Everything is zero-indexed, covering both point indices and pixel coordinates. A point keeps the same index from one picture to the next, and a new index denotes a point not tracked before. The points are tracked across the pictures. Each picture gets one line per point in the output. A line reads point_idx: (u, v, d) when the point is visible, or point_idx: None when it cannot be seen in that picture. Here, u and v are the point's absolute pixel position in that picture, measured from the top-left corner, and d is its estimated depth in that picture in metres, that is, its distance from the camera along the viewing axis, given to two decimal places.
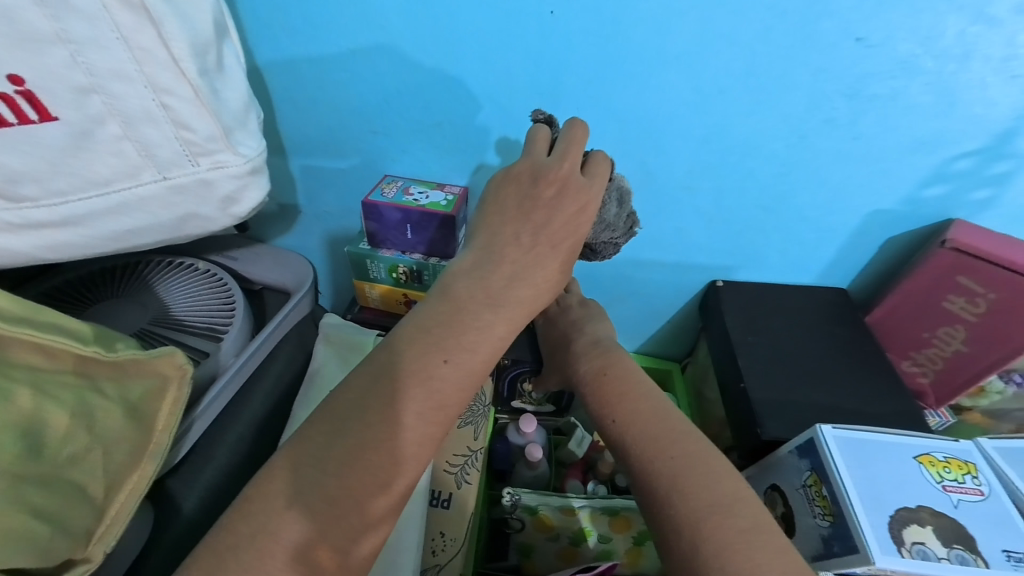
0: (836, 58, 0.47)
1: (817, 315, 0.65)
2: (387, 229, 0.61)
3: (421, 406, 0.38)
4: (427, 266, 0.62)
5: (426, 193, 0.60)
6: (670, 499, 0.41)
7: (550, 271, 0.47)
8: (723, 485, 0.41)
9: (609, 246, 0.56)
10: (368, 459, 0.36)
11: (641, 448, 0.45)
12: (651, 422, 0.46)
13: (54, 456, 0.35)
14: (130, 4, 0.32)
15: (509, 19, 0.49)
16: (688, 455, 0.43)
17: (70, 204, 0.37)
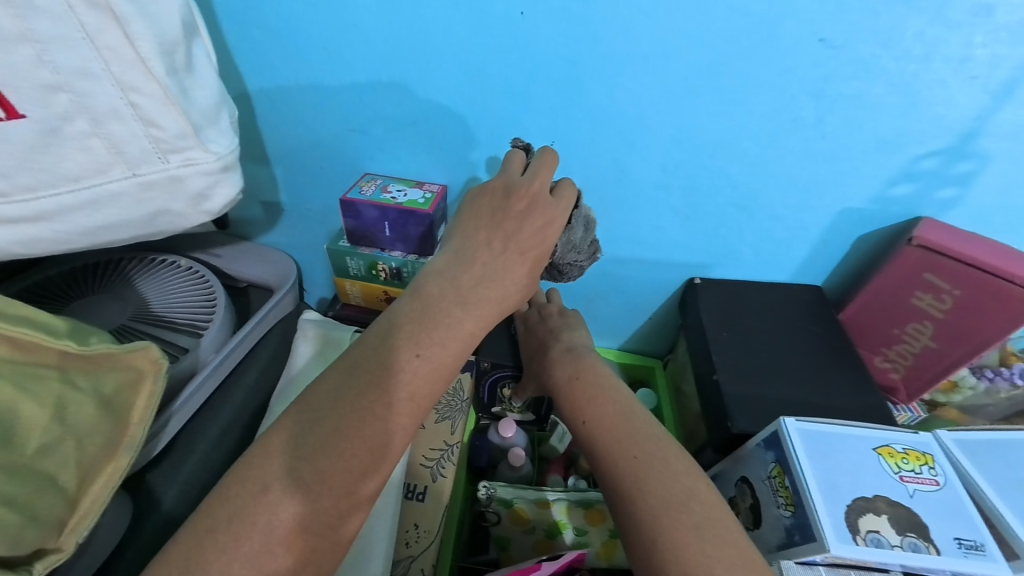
0: (801, 59, 0.48)
1: (791, 311, 0.66)
2: (366, 227, 0.62)
3: (395, 401, 0.38)
4: (407, 264, 0.63)
5: (404, 192, 0.61)
6: (634, 492, 0.42)
7: (520, 274, 0.47)
8: (680, 482, 0.42)
9: (574, 268, 0.57)
10: (341, 451, 0.36)
11: (609, 449, 0.46)
12: (619, 421, 0.48)
13: (23, 447, 0.36)
14: (96, 5, 0.33)
15: (480, 19, 0.49)
16: (651, 448, 0.45)
17: (41, 200, 0.38)
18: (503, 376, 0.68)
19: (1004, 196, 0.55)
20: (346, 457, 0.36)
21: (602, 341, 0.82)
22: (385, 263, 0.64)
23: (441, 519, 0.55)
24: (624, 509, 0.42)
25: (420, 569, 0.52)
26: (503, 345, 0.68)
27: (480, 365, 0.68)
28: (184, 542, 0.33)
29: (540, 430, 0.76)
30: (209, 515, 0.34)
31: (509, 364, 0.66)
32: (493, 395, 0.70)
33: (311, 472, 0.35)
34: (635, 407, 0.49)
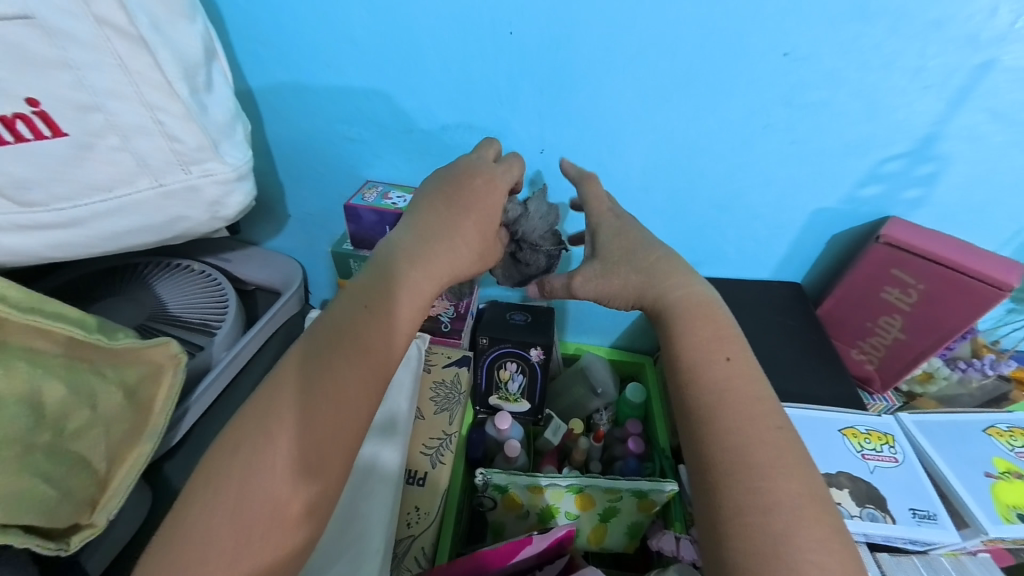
0: (768, 70, 0.53)
1: (770, 306, 0.70)
2: (366, 230, 0.66)
3: (350, 354, 0.39)
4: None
5: (404, 198, 0.65)
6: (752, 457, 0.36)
7: (470, 231, 0.48)
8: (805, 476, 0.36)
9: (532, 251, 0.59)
10: (309, 410, 0.36)
11: (741, 405, 0.38)
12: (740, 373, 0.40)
13: (59, 428, 0.40)
14: (130, 36, 0.38)
15: (471, 36, 0.54)
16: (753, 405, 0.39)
17: (78, 208, 0.42)
18: (502, 352, 0.71)
19: (964, 195, 0.59)
20: (316, 414, 0.36)
21: (593, 338, 0.86)
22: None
23: (439, 503, 0.58)
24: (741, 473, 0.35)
25: (420, 548, 0.55)
26: (501, 324, 0.72)
27: (479, 342, 0.71)
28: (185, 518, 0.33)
29: (534, 425, 0.79)
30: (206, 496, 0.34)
31: (507, 338, 0.69)
32: (489, 380, 0.73)
33: (304, 450, 0.36)
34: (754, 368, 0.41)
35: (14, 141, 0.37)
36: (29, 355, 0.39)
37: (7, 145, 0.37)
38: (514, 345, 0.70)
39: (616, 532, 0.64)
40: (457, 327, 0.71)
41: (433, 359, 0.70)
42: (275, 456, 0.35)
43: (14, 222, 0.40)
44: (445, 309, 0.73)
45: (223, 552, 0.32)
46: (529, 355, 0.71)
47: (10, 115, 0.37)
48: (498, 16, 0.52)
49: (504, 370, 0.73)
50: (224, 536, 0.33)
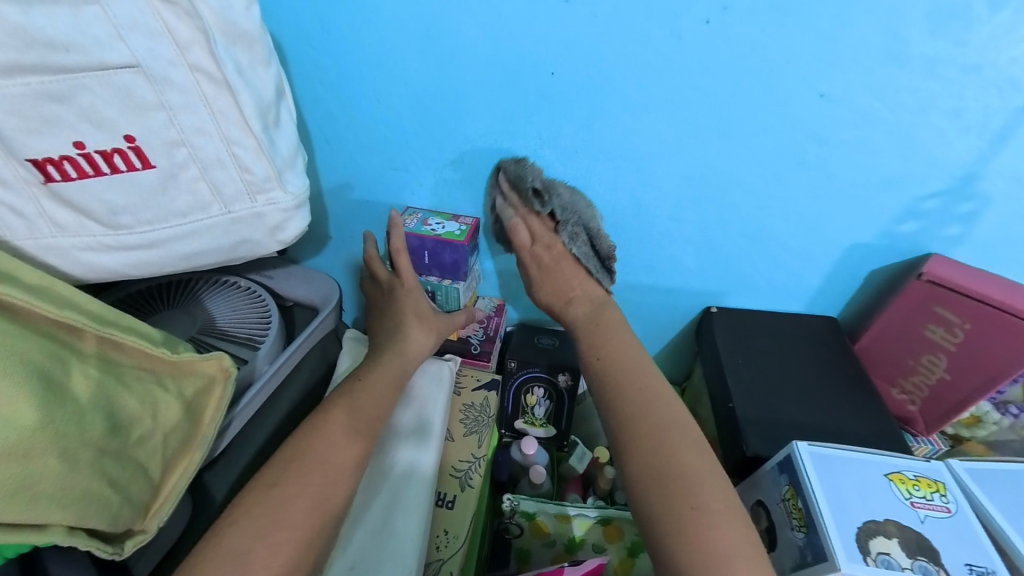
0: (802, 109, 0.54)
1: (805, 341, 0.69)
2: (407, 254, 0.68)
3: (334, 409, 0.54)
4: (441, 288, 0.70)
5: (442, 224, 0.67)
6: (660, 439, 0.49)
7: (402, 330, 0.64)
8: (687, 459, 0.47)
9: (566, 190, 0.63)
10: (298, 457, 0.49)
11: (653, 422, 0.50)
12: (636, 368, 0.55)
13: (127, 436, 0.42)
14: (216, 80, 0.42)
15: (512, 78, 0.57)
16: (662, 389, 0.53)
17: (155, 231, 0.46)
18: (530, 376, 0.73)
19: (1008, 234, 0.58)
20: (308, 456, 0.50)
21: None
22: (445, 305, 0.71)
23: (468, 527, 0.58)
24: (649, 450, 0.48)
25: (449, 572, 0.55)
26: (531, 348, 0.75)
27: (507, 365, 0.73)
28: (260, 492, 0.47)
29: (559, 450, 0.79)
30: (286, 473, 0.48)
31: (535, 362, 0.72)
32: (516, 404, 0.75)
33: (324, 477, 0.49)
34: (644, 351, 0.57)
35: (111, 172, 0.43)
36: (102, 364, 0.41)
37: (105, 175, 0.43)
38: (543, 370, 0.72)
39: (643, 567, 0.62)
40: (486, 349, 0.73)
41: (463, 381, 0.71)
42: (293, 494, 0.47)
43: (102, 243, 0.46)
44: (474, 330, 0.75)
45: (276, 554, 0.44)
46: (556, 380, 0.72)
47: (110, 150, 0.42)
48: (538, 60, 0.55)
49: (532, 395, 0.75)
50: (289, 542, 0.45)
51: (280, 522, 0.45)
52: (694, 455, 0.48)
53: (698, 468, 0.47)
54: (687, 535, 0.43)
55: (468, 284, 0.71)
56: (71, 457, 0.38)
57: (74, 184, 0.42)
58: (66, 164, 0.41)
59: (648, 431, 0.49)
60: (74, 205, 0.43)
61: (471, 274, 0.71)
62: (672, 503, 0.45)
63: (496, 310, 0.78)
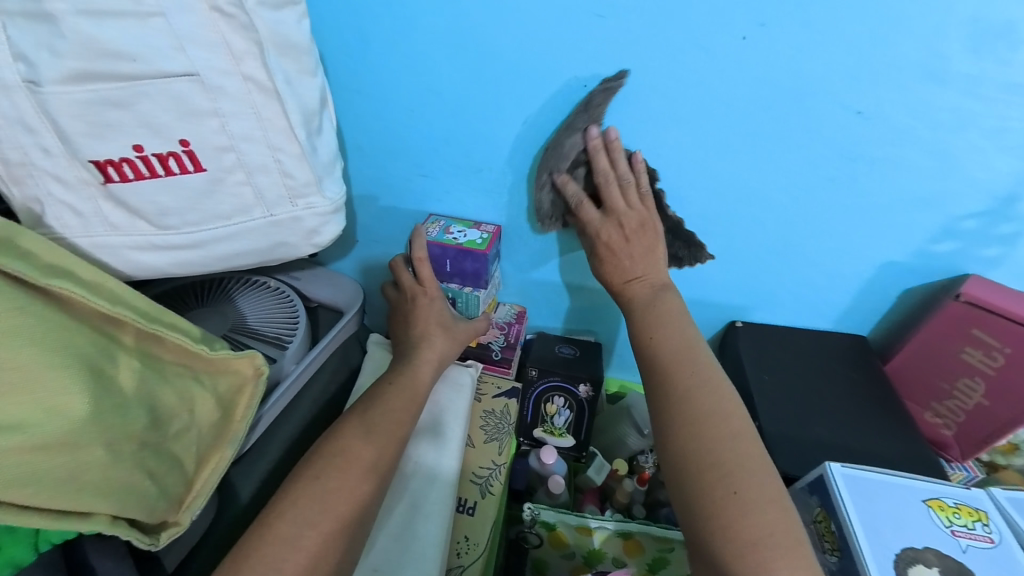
0: (837, 126, 0.54)
1: (834, 358, 0.68)
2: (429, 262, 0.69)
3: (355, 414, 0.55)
4: (461, 295, 0.70)
5: (464, 232, 0.68)
6: (700, 426, 0.50)
7: (427, 336, 0.64)
8: (728, 449, 0.49)
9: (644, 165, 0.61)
10: (328, 457, 0.50)
11: (694, 411, 0.51)
12: (685, 354, 0.56)
13: (165, 429, 0.43)
14: (266, 90, 0.44)
15: (546, 90, 0.58)
16: (708, 377, 0.54)
17: (200, 232, 0.48)
18: (550, 384, 0.73)
19: None
20: (331, 457, 0.51)
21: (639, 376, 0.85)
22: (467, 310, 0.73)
23: (489, 535, 0.58)
24: (689, 436, 0.50)
25: None
26: (552, 356, 0.75)
27: (528, 373, 0.73)
28: (293, 488, 0.48)
29: (576, 460, 0.78)
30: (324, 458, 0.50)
31: (556, 370, 0.72)
32: (535, 413, 0.75)
33: (352, 478, 0.50)
34: (693, 337, 0.57)
35: (165, 175, 0.45)
36: (145, 358, 0.43)
37: (159, 177, 0.45)
38: (563, 378, 0.72)
39: None
40: (507, 357, 0.73)
41: (483, 388, 0.71)
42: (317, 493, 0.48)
43: (150, 242, 0.47)
44: (495, 337, 0.75)
45: (308, 552, 0.44)
46: (578, 391, 0.73)
47: (165, 154, 0.44)
48: (571, 73, 0.56)
49: (551, 404, 0.75)
50: (319, 540, 0.46)
51: (313, 520, 0.46)
52: (732, 446, 0.49)
53: (735, 457, 0.48)
54: (725, 521, 0.45)
55: (489, 292, 0.71)
56: (115, 449, 0.39)
57: (129, 185, 0.44)
58: (125, 166, 0.43)
59: (688, 418, 0.51)
60: (128, 205, 0.45)
61: (492, 282, 0.72)
62: (711, 487, 0.47)
63: (516, 316, 0.78)
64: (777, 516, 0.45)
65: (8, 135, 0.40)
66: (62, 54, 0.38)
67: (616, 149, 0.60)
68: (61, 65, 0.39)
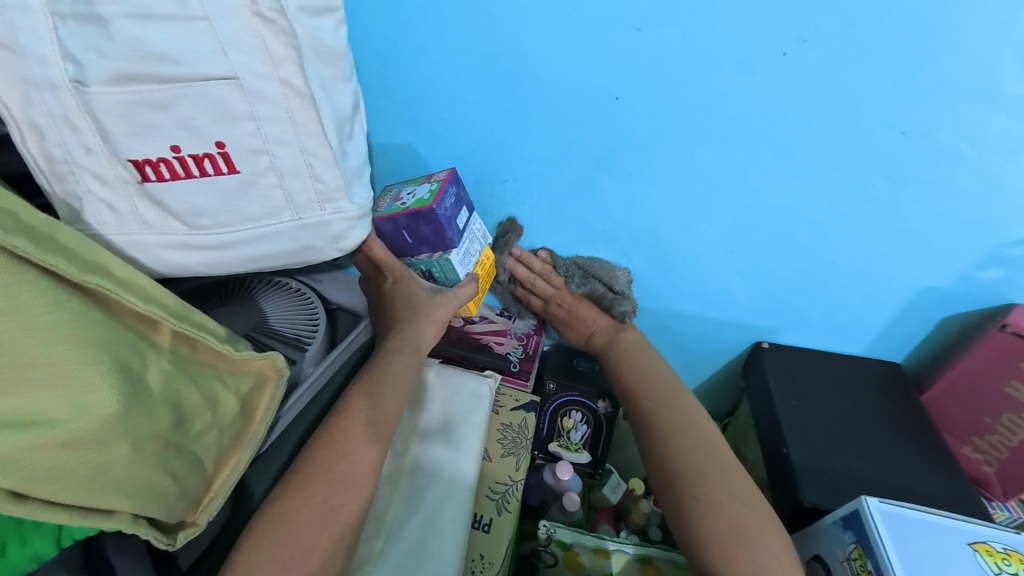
0: (879, 145, 0.52)
1: (864, 385, 0.66)
2: (389, 241, 0.64)
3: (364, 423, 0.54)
4: (435, 265, 0.64)
5: (413, 194, 0.61)
6: (666, 441, 0.59)
7: None
8: (689, 458, 0.57)
9: (551, 256, 0.72)
10: (332, 469, 0.50)
11: (664, 428, 0.60)
12: (651, 377, 0.65)
13: (189, 429, 0.43)
14: (302, 94, 0.44)
15: (576, 101, 0.57)
16: (668, 397, 0.63)
17: (230, 233, 0.48)
18: (568, 399, 0.74)
19: None
20: (343, 466, 0.50)
21: None
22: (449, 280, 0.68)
23: (505, 554, 0.57)
24: (655, 451, 0.59)
25: None
26: (570, 372, 0.77)
27: (546, 387, 0.75)
28: (314, 494, 0.48)
29: (591, 477, 0.76)
30: (342, 463, 0.51)
31: (575, 386, 0.73)
32: (551, 428, 0.74)
33: None
34: (657, 363, 0.67)
35: (200, 176, 0.45)
36: (174, 357, 0.43)
37: (194, 178, 0.45)
38: (582, 394, 0.73)
39: None
40: (526, 368, 0.73)
41: (501, 400, 0.69)
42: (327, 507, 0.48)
43: (181, 242, 0.48)
44: (513, 348, 0.75)
45: None
46: (596, 406, 0.73)
47: (201, 155, 0.44)
48: (602, 85, 0.55)
49: (568, 420, 0.74)
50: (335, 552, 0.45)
51: None
52: (697, 453, 0.57)
53: (702, 466, 0.56)
54: (692, 520, 0.52)
55: (463, 253, 0.63)
56: (141, 448, 0.39)
57: (165, 185, 0.45)
58: (162, 166, 0.44)
59: (656, 434, 0.60)
60: (163, 204, 0.45)
61: (464, 240, 0.63)
62: (678, 493, 0.55)
63: (534, 329, 0.78)
64: (741, 512, 0.52)
65: (53, 132, 0.41)
66: (109, 56, 0.39)
67: (525, 258, 0.72)
68: (106, 66, 0.39)
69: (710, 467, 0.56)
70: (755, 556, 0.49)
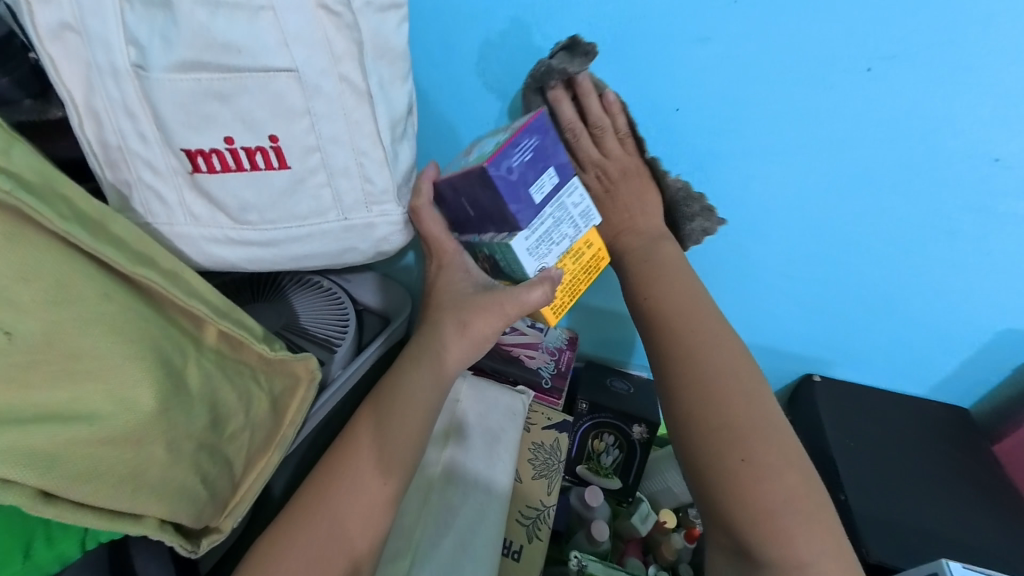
0: (968, 173, 0.48)
1: (926, 429, 0.62)
2: (452, 212, 0.52)
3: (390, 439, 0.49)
4: (496, 250, 0.48)
5: (482, 149, 0.48)
6: (709, 390, 0.50)
7: None
8: (736, 411, 0.48)
9: (618, 105, 0.54)
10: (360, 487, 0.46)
11: (705, 377, 0.50)
12: (689, 315, 0.54)
13: (223, 431, 0.41)
14: (360, 91, 0.43)
15: (635, 110, 0.54)
16: (713, 334, 0.53)
17: (274, 231, 0.47)
18: (601, 423, 0.70)
19: None
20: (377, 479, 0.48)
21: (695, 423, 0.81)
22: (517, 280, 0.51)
23: None
24: (693, 398, 0.50)
25: None
26: (606, 391, 0.71)
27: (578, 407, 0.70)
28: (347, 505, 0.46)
29: (618, 504, 0.73)
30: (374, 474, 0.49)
31: (606, 409, 0.68)
32: (581, 451, 0.71)
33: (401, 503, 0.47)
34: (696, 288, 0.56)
35: (251, 169, 0.44)
36: (214, 355, 0.41)
37: (245, 172, 0.44)
38: (614, 418, 0.69)
39: None
40: (558, 385, 0.69)
41: (532, 417, 0.66)
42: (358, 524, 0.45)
43: (226, 235, 0.46)
44: (546, 362, 0.71)
45: None
46: (630, 431, 0.69)
47: (254, 148, 0.43)
48: (665, 94, 0.52)
49: (599, 443, 0.71)
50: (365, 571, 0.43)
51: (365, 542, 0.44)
52: (747, 411, 0.48)
53: (751, 423, 0.48)
54: (740, 490, 0.45)
55: (536, 239, 0.45)
56: (174, 449, 0.37)
57: (216, 177, 0.43)
58: (214, 157, 0.42)
59: (696, 379, 0.50)
60: (211, 196, 0.44)
61: (541, 219, 0.45)
62: (722, 455, 0.47)
63: (568, 342, 0.74)
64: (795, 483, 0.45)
65: (112, 118, 0.40)
66: (174, 42, 0.38)
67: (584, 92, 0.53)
68: (171, 53, 0.38)
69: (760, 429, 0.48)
70: (811, 544, 0.43)
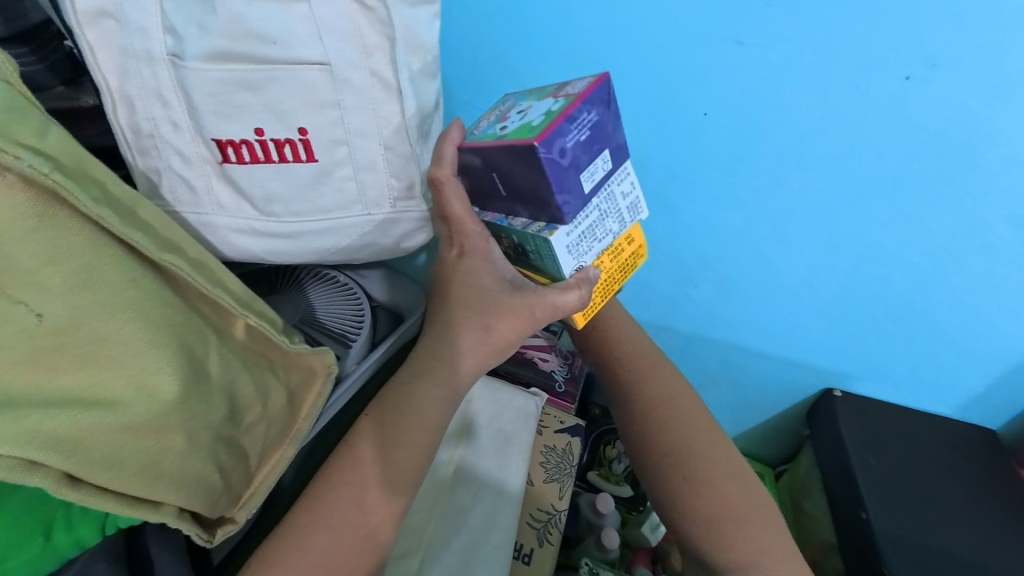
0: (1006, 186, 0.47)
1: (951, 448, 0.60)
2: (478, 185, 0.46)
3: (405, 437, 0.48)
4: (529, 241, 0.43)
5: (524, 115, 0.42)
6: (654, 417, 0.54)
7: None
8: (677, 436, 0.53)
9: None
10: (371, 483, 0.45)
11: (655, 408, 0.54)
12: (631, 348, 0.58)
13: (241, 422, 0.41)
14: (389, 86, 0.43)
15: (660, 113, 0.53)
16: (651, 364, 0.57)
17: (298, 223, 0.47)
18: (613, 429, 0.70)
19: None
20: None
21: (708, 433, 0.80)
22: (545, 273, 0.47)
23: None
24: (641, 427, 0.54)
25: None
26: None
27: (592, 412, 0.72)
28: None
29: (628, 512, 0.72)
30: None
31: None
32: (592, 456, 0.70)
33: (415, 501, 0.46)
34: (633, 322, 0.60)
35: (279, 161, 0.44)
36: (234, 345, 0.41)
37: (273, 163, 0.44)
38: None
39: None
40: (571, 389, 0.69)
41: (545, 420, 0.65)
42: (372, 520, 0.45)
43: (250, 226, 0.46)
44: (558, 366, 0.71)
45: None
46: None
47: (283, 140, 0.43)
48: (693, 98, 0.52)
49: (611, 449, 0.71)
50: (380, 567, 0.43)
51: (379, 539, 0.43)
52: (687, 432, 0.53)
53: (694, 445, 0.52)
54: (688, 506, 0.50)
55: (577, 235, 0.41)
56: (194, 438, 0.37)
57: (244, 167, 0.44)
58: (243, 148, 0.43)
59: (643, 408, 0.55)
60: (238, 186, 0.44)
61: (586, 213, 0.42)
62: (669, 476, 0.51)
63: None
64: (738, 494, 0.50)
65: (144, 105, 0.40)
66: (211, 31, 0.38)
67: None
68: (207, 42, 0.38)
69: (694, 442, 0.52)
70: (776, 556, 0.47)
